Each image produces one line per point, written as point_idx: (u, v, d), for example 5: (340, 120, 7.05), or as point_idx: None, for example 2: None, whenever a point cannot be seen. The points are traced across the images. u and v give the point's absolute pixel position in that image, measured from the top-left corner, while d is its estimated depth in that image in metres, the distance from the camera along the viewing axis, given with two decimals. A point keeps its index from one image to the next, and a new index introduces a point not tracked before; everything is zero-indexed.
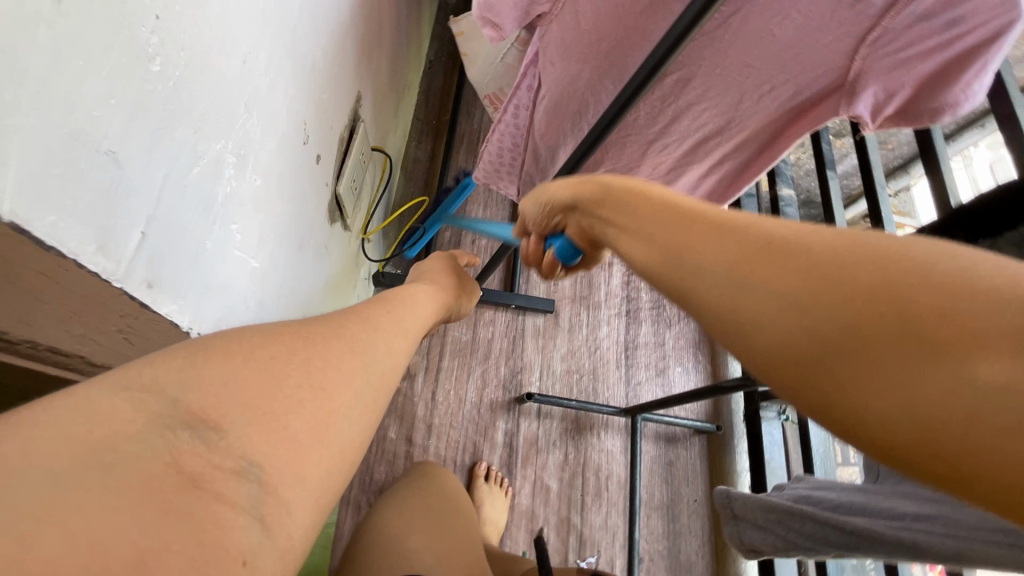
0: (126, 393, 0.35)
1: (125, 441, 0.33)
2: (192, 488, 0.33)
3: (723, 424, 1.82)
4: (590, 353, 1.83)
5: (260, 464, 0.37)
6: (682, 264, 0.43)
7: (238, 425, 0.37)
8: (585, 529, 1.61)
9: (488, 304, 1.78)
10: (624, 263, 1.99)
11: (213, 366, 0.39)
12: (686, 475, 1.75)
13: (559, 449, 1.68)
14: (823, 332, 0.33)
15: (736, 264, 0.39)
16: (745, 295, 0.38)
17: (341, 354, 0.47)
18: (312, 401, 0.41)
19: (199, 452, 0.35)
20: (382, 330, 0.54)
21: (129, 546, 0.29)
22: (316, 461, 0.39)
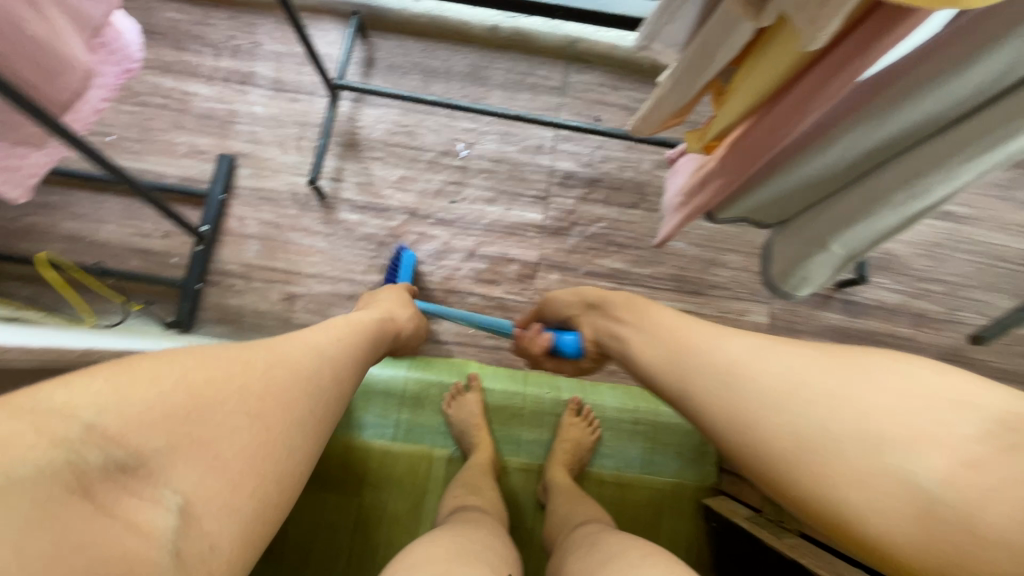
0: (31, 414, 0.32)
1: (25, 463, 0.30)
2: (99, 514, 0.32)
3: (507, 49, 1.09)
4: (409, 133, 1.05)
5: (183, 492, 0.36)
6: (775, 390, 0.42)
7: (159, 452, 0.36)
8: (634, 259, 1.02)
9: (312, 220, 1.00)
10: (205, 72, 1.05)
11: (140, 388, 0.37)
12: (550, 75, 1.08)
13: (534, 214, 1.03)
14: (857, 497, 0.36)
15: (799, 410, 0.40)
16: (804, 447, 0.39)
17: (279, 382, 0.46)
18: (248, 429, 0.41)
19: (113, 479, 0.33)
20: (322, 356, 0.52)
21: (16, 574, 0.27)
22: (241, 495, 0.39)
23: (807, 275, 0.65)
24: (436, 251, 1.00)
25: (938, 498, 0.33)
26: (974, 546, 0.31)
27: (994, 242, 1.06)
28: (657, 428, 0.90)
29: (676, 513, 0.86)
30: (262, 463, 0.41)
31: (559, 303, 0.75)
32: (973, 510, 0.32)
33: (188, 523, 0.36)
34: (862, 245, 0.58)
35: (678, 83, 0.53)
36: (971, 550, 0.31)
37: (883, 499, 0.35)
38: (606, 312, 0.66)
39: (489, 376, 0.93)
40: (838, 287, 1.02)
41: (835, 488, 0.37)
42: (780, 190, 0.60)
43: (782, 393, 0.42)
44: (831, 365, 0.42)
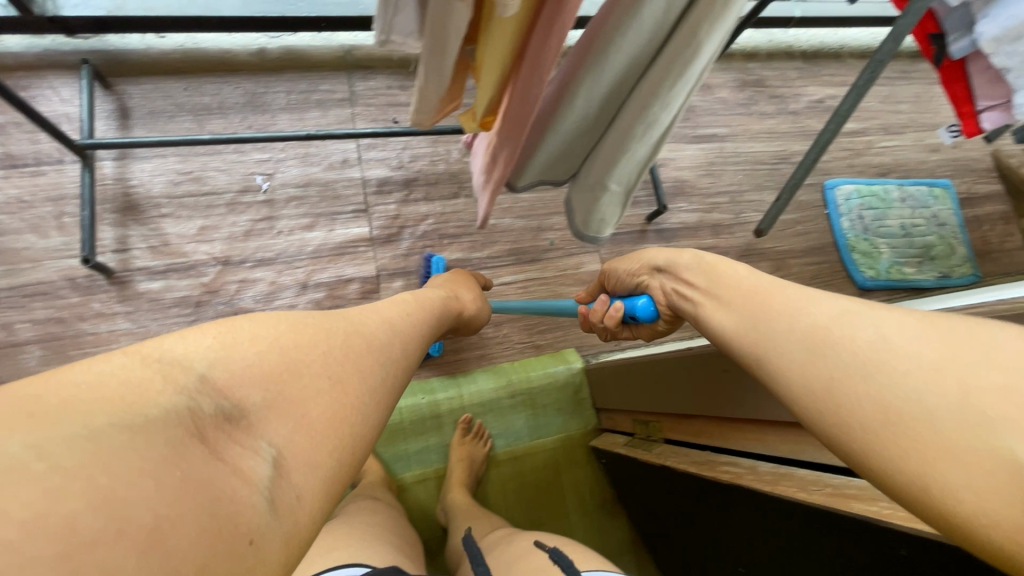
0: (158, 362, 0.28)
1: (153, 405, 0.25)
2: (216, 457, 0.26)
3: (280, 70, 1.04)
4: (196, 178, 0.95)
5: (279, 444, 0.30)
6: (810, 329, 0.36)
7: (259, 407, 0.30)
8: (469, 244, 1.04)
9: (104, 302, 0.87)
10: None
11: (241, 343, 0.32)
12: (335, 86, 1.06)
13: (359, 227, 1.00)
14: (873, 410, 0.30)
15: (824, 350, 0.34)
16: (841, 396, 0.32)
17: (358, 348, 0.38)
18: (331, 392, 0.34)
19: (223, 427, 0.28)
20: (395, 332, 0.45)
21: (148, 509, 0.22)
22: (327, 453, 0.31)
23: (604, 217, 0.71)
24: (264, 294, 0.93)
25: (982, 414, 0.27)
26: (976, 438, 0.26)
27: (750, 151, 1.28)
28: (534, 394, 0.94)
29: (572, 465, 0.92)
30: (346, 414, 0.34)
31: (621, 273, 0.67)
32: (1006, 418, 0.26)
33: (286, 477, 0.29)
34: (633, 178, 0.66)
35: (431, 73, 0.54)
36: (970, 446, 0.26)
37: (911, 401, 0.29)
38: (676, 271, 0.55)
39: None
40: (649, 220, 1.15)
41: (825, 401, 0.33)
42: (557, 147, 0.65)
43: (817, 331, 0.35)
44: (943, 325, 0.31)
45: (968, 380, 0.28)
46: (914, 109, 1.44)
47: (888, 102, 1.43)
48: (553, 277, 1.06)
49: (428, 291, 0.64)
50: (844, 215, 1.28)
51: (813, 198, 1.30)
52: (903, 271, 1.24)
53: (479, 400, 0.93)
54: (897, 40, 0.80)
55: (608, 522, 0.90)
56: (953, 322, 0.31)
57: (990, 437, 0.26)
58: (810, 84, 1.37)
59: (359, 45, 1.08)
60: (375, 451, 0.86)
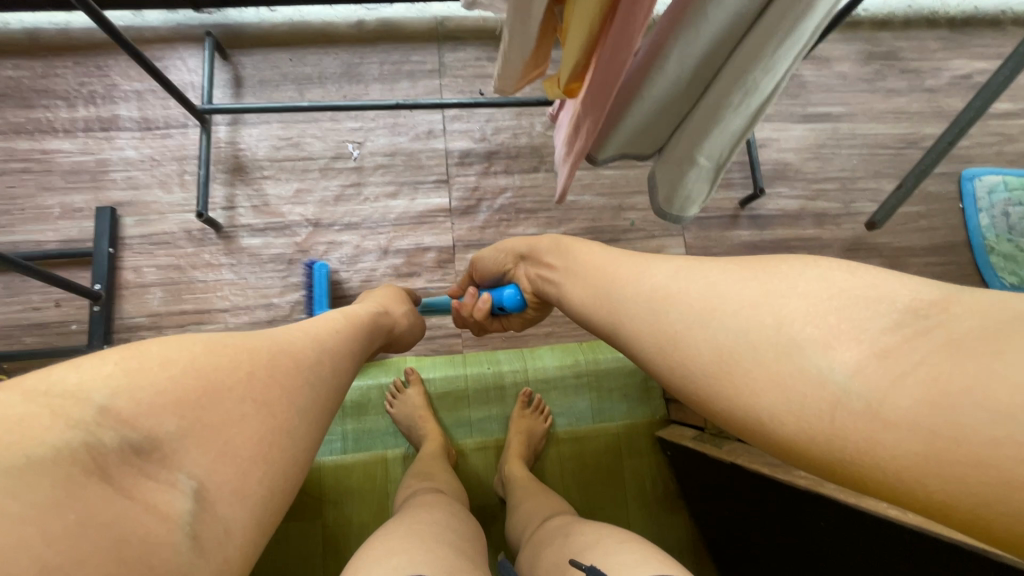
0: (46, 397, 0.28)
1: (40, 444, 0.25)
2: (120, 496, 0.27)
3: (376, 41, 1.08)
4: (295, 144, 1.02)
5: (199, 474, 0.31)
6: (701, 309, 0.35)
7: (174, 435, 0.31)
8: (546, 219, 1.03)
9: (214, 253, 0.97)
10: (61, 125, 0.98)
11: (149, 369, 0.32)
12: (426, 57, 1.08)
13: (439, 197, 1.02)
14: (771, 398, 0.29)
15: (718, 326, 0.34)
16: (758, 348, 0.31)
17: (282, 370, 0.40)
18: (257, 416, 0.36)
19: (128, 462, 0.28)
20: (323, 345, 0.47)
21: (31, 565, 0.23)
22: (257, 480, 0.34)
23: (690, 194, 0.67)
24: (348, 257, 0.98)
25: (853, 392, 0.26)
26: (883, 431, 0.24)
27: (870, 132, 1.13)
28: (600, 377, 0.92)
29: (636, 453, 0.89)
30: (270, 428, 0.36)
31: (490, 263, 0.75)
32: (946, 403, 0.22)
33: (206, 507, 0.30)
34: (726, 151, 0.60)
35: (516, 35, 0.52)
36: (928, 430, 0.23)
37: (807, 395, 0.28)
38: (537, 258, 0.64)
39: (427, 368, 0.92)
40: (741, 205, 1.06)
41: (741, 393, 0.31)
42: (644, 118, 0.62)
43: (723, 312, 0.34)
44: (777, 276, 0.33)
45: (825, 347, 0.28)
46: None
47: None
48: None
49: (355, 313, 0.59)
50: (983, 210, 1.10)
51: (944, 189, 1.13)
52: None
53: (545, 377, 0.93)
54: None
55: (671, 517, 0.86)
56: (869, 274, 0.30)
57: (932, 434, 0.22)
58: (956, 56, 1.18)
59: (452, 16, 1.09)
60: (438, 416, 0.89)
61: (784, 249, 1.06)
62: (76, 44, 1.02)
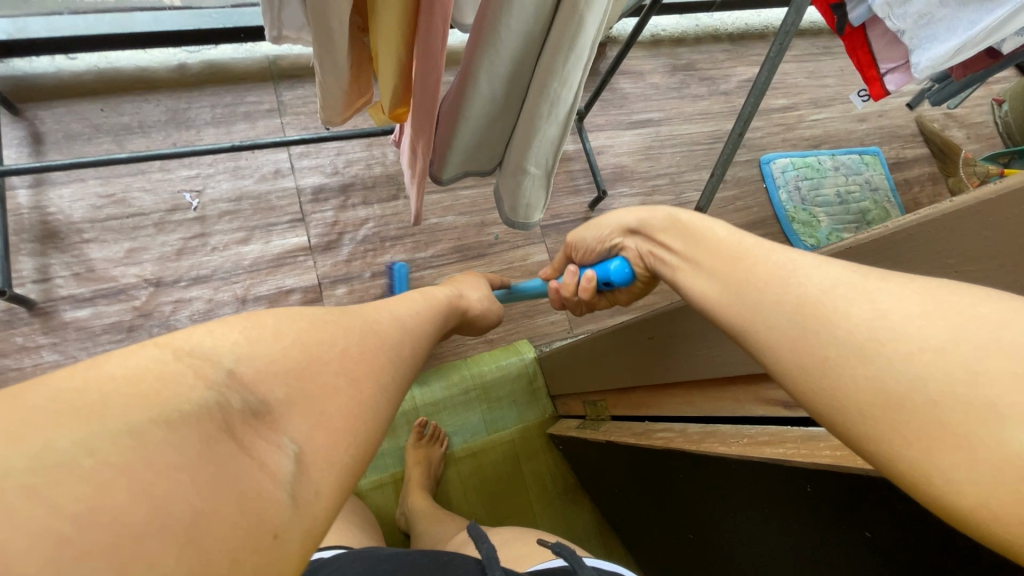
0: (186, 356, 0.25)
1: (187, 401, 0.23)
2: (241, 451, 0.24)
3: (203, 84, 1.02)
4: (120, 199, 0.93)
5: (304, 438, 0.27)
6: (810, 302, 0.32)
7: (284, 401, 0.27)
8: (413, 244, 1.04)
9: (28, 335, 0.83)
10: None
11: (263, 338, 0.29)
12: (262, 97, 1.04)
13: (297, 237, 0.98)
14: (876, 388, 0.27)
15: (867, 356, 0.28)
16: (880, 394, 0.27)
17: (373, 351, 0.34)
18: (352, 394, 0.30)
19: (252, 424, 0.25)
20: (406, 328, 0.41)
21: (181, 510, 0.20)
22: (349, 450, 0.28)
23: (529, 202, 0.72)
24: (201, 312, 0.90)
25: (970, 398, 0.24)
26: (974, 422, 0.23)
27: (686, 132, 1.31)
28: (486, 388, 0.94)
29: (531, 454, 0.92)
30: (359, 419, 0.30)
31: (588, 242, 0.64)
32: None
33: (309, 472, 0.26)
34: (551, 160, 0.66)
35: (327, 66, 0.54)
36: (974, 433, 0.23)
37: (904, 385, 0.26)
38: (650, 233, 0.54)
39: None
40: (592, 208, 1.16)
41: (844, 390, 0.28)
42: (473, 138, 0.66)
43: (866, 327, 0.29)
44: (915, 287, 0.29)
45: (965, 364, 0.25)
46: (839, 82, 1.49)
47: (814, 77, 1.48)
48: (500, 270, 1.06)
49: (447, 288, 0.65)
50: (781, 187, 1.31)
51: (750, 173, 1.33)
52: (842, 237, 1.28)
53: (433, 400, 0.92)
54: (796, 12, 0.83)
55: (574, 507, 0.90)
56: (1005, 298, 0.27)
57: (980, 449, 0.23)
58: (739, 64, 1.41)
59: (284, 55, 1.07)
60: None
61: None
62: None
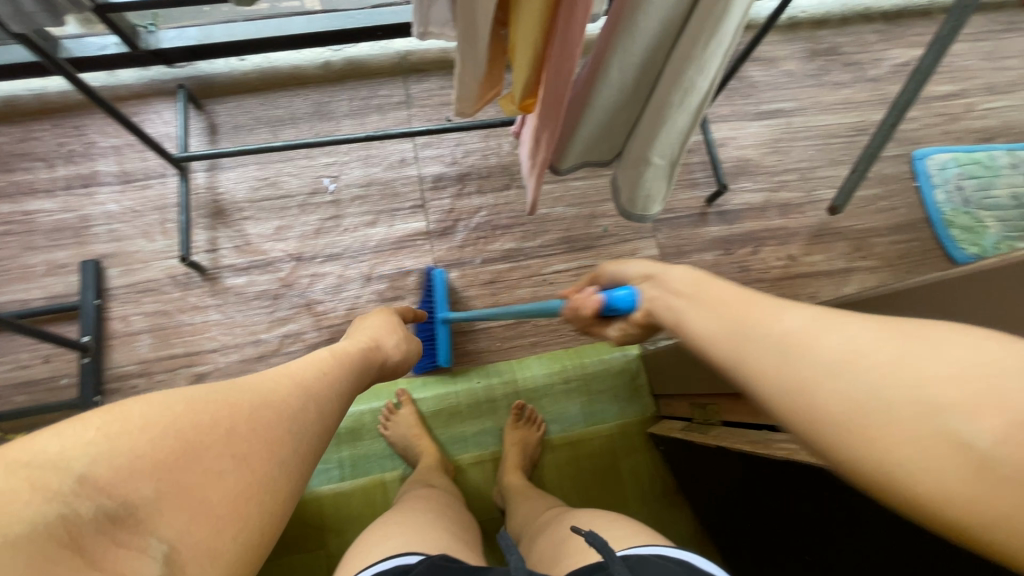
0: (23, 470, 0.28)
1: (18, 522, 0.26)
2: (93, 572, 0.27)
3: (344, 79, 1.12)
4: (273, 183, 1.05)
5: (173, 539, 0.31)
6: (788, 342, 0.31)
7: (149, 500, 0.31)
8: (523, 233, 1.06)
9: (199, 295, 0.98)
10: (42, 186, 1.01)
11: (127, 433, 0.32)
12: (393, 91, 1.12)
13: (417, 221, 1.05)
14: (903, 453, 0.25)
15: (845, 377, 0.28)
16: (927, 473, 0.24)
17: (265, 420, 0.40)
18: (234, 470, 0.35)
19: (104, 530, 0.29)
20: (309, 390, 0.46)
21: None
22: (231, 539, 0.33)
23: (649, 194, 0.70)
24: (333, 286, 1.00)
25: (991, 453, 0.22)
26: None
27: (823, 123, 1.19)
28: (588, 380, 0.94)
29: (630, 452, 0.90)
30: (256, 493, 0.36)
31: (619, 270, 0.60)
32: None
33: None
34: (676, 150, 0.64)
35: (466, 57, 0.56)
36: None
37: (928, 453, 0.24)
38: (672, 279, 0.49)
39: (416, 386, 0.93)
40: (709, 203, 1.10)
41: (884, 455, 0.25)
42: (597, 126, 0.66)
43: (847, 362, 0.28)
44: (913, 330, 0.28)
45: (960, 404, 0.24)
46: None
47: (991, 58, 1.27)
48: (607, 264, 1.05)
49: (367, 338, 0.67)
50: (937, 187, 1.15)
51: (899, 170, 1.18)
52: (1015, 246, 1.09)
53: (535, 387, 0.94)
54: None
55: (672, 512, 0.87)
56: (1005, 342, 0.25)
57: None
58: (893, 46, 1.25)
59: (414, 50, 1.14)
60: (432, 432, 0.90)
61: (754, 240, 1.10)
62: (54, 107, 1.05)
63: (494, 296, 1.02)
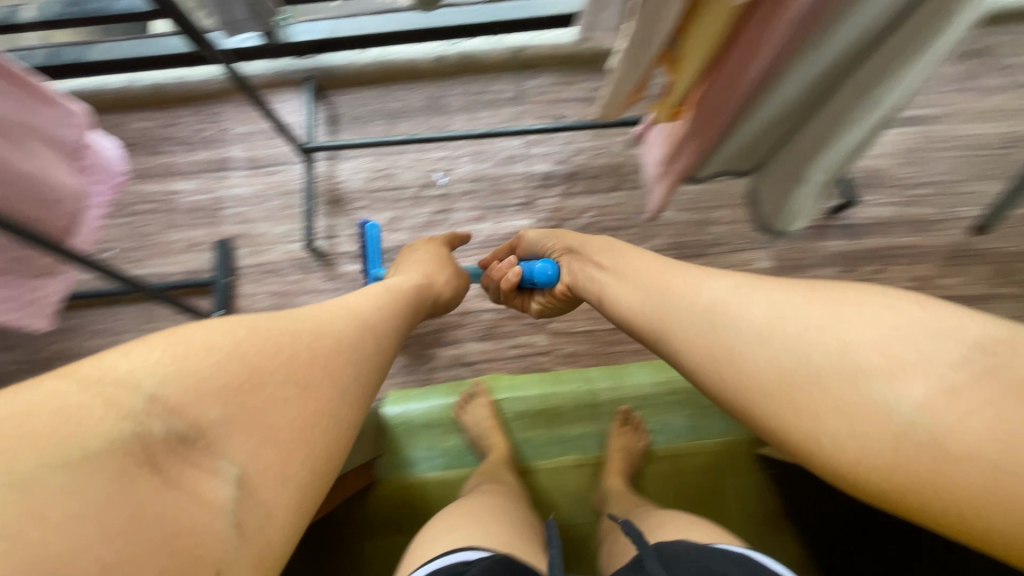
0: (96, 386, 0.33)
1: (93, 436, 0.31)
2: (168, 487, 0.33)
3: (458, 73, 1.13)
4: (387, 174, 1.08)
5: (240, 463, 0.37)
6: (763, 325, 0.44)
7: (220, 422, 0.37)
8: (630, 236, 1.04)
9: (317, 279, 1.03)
10: (182, 168, 1.09)
11: (193, 356, 0.38)
12: (505, 86, 1.12)
13: (524, 219, 1.06)
14: (833, 424, 0.38)
15: (767, 343, 0.43)
16: (895, 434, 0.35)
17: (324, 351, 0.47)
18: (298, 399, 0.42)
19: (177, 449, 0.34)
20: (359, 323, 0.55)
21: (94, 558, 0.27)
22: (298, 464, 0.40)
23: (797, 210, 0.67)
24: None
25: (910, 422, 0.35)
26: (940, 465, 0.33)
27: (967, 133, 1.08)
28: (696, 393, 0.92)
29: (737, 471, 0.87)
30: (312, 422, 0.43)
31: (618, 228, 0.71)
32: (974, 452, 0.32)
33: (246, 493, 0.36)
34: (841, 167, 0.60)
35: (630, 65, 0.54)
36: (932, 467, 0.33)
37: (862, 427, 0.36)
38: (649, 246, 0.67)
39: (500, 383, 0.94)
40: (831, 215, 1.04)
41: (832, 426, 0.38)
42: (751, 134, 0.62)
43: (848, 369, 0.38)
44: (841, 307, 0.41)
45: (891, 381, 0.36)
46: None
47: None
48: None
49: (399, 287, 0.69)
50: None
51: None
52: None
53: (640, 396, 0.93)
54: None
55: (783, 540, 0.83)
56: (934, 310, 0.39)
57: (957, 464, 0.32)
58: None
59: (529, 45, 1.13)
60: (512, 434, 0.91)
61: (879, 258, 1.03)
62: (194, 94, 1.13)
63: None
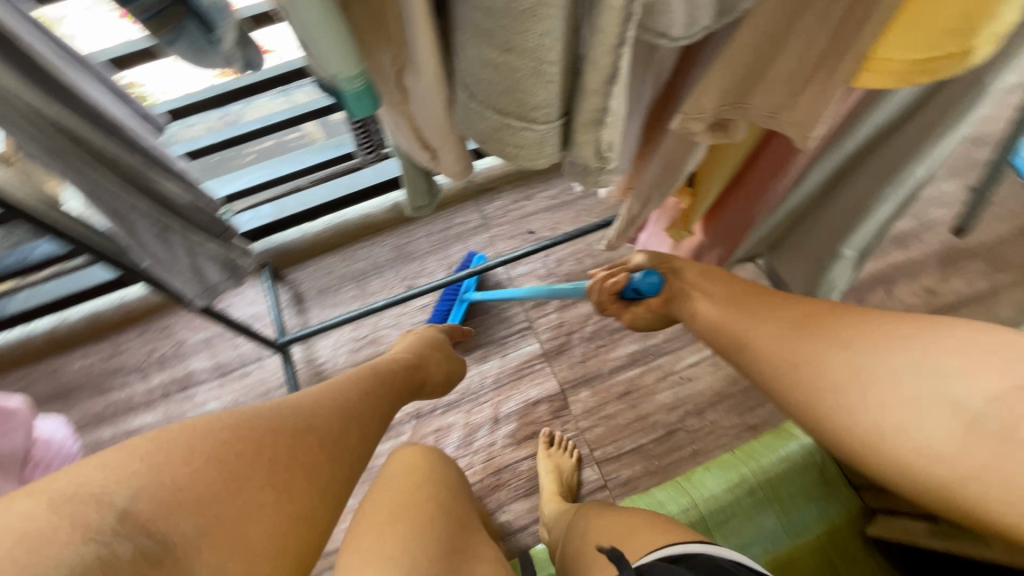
0: (66, 505, 0.31)
1: (61, 563, 0.29)
2: None
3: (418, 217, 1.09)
4: (372, 340, 1.00)
5: (206, 575, 0.34)
6: (837, 375, 0.39)
7: (187, 540, 0.34)
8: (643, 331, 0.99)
9: None
10: (140, 399, 0.96)
11: (167, 467, 0.36)
12: (468, 215, 1.09)
13: (531, 345, 0.98)
14: (921, 433, 0.34)
15: (875, 385, 0.37)
16: (977, 464, 0.32)
17: (305, 447, 0.43)
18: (274, 503, 0.39)
19: (140, 571, 0.32)
20: (347, 406, 0.50)
21: None
22: (260, 562, 0.37)
23: (832, 284, 0.62)
24: (462, 440, 0.92)
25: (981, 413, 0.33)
26: (1000, 452, 0.31)
27: None
28: (775, 484, 0.80)
29: (849, 563, 0.72)
30: (285, 535, 0.39)
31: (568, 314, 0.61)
32: (1007, 419, 0.31)
33: None
34: (871, 239, 0.56)
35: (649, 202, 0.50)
36: (995, 450, 0.31)
37: (935, 426, 0.34)
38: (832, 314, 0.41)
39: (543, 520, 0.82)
40: None
41: (915, 467, 0.34)
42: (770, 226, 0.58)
43: (929, 366, 0.36)
44: (868, 323, 0.41)
45: (965, 375, 0.34)
46: None
47: None
48: None
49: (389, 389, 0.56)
50: None
51: None
52: None
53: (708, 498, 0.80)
54: None
55: None
56: (947, 327, 0.37)
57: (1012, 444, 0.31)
58: None
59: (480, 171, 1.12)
60: None
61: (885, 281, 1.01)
62: (137, 313, 1.02)
63: (634, 409, 0.93)
